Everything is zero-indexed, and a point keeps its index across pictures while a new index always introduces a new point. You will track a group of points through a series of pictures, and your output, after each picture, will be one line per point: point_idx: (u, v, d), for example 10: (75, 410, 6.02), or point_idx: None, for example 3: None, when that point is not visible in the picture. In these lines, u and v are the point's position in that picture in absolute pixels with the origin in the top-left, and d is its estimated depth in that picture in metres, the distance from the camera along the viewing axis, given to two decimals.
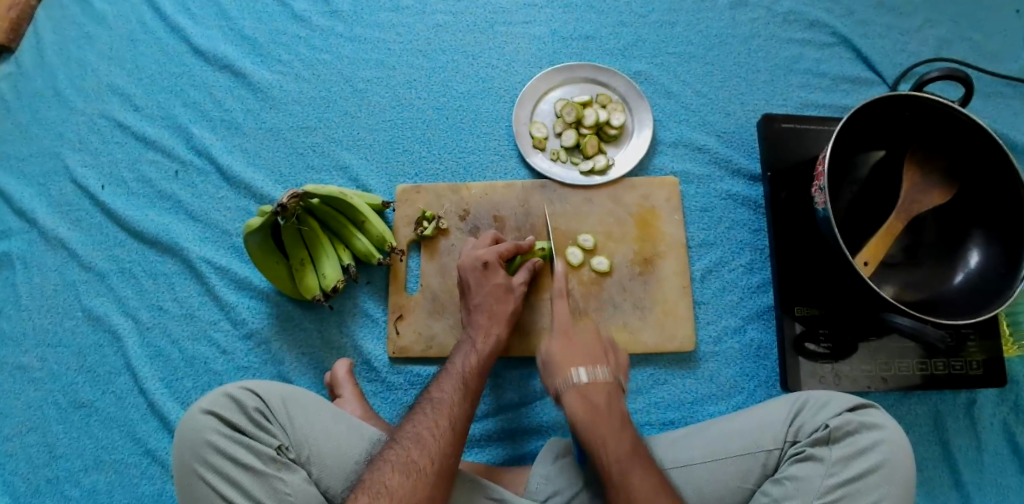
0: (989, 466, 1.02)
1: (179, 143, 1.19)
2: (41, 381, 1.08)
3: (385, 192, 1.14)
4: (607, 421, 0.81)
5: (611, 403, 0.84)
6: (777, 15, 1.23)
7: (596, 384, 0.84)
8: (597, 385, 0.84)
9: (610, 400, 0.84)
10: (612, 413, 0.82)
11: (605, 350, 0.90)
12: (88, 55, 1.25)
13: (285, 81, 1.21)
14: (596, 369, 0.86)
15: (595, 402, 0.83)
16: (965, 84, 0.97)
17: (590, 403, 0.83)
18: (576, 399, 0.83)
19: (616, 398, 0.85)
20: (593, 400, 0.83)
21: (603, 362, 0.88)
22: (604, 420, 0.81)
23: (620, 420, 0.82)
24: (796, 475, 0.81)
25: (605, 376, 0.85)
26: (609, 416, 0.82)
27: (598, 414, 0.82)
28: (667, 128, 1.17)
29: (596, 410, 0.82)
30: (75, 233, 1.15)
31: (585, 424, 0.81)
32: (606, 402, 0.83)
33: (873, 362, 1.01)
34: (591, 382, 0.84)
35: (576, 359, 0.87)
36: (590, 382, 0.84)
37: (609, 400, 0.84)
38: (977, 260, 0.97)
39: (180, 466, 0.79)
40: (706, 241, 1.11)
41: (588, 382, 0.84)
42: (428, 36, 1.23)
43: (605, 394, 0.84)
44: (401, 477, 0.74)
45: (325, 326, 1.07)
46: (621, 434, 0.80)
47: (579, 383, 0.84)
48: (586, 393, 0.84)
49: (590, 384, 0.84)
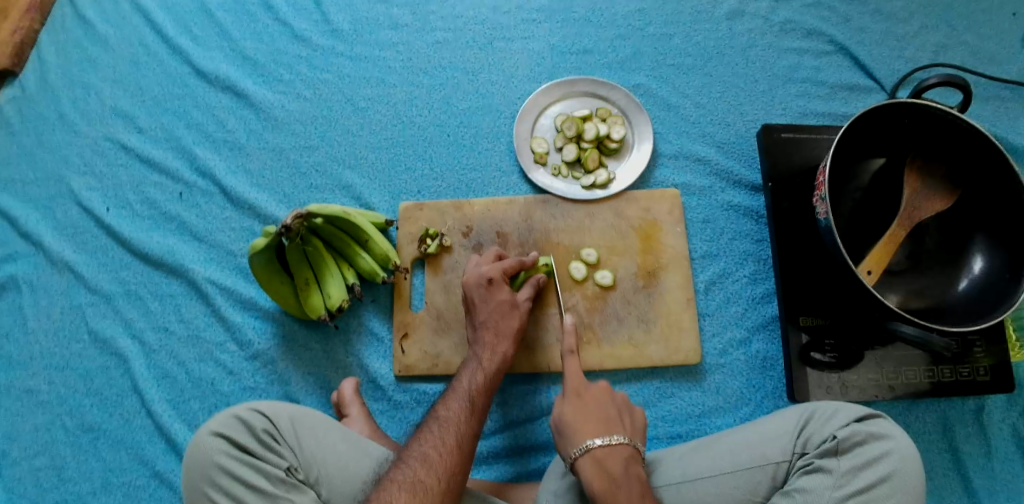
0: (1000, 472, 1.02)
1: (183, 164, 1.20)
2: (49, 404, 1.08)
3: (388, 210, 1.14)
4: (624, 491, 0.78)
5: (627, 468, 0.81)
6: (774, 25, 1.23)
7: (612, 451, 0.81)
8: (613, 452, 0.81)
9: (628, 466, 0.81)
10: (631, 481, 0.79)
11: (619, 412, 0.87)
12: (92, 78, 1.27)
13: (287, 101, 1.22)
14: (612, 436, 0.83)
15: (612, 470, 0.80)
16: (963, 90, 0.98)
17: (605, 472, 0.80)
18: (591, 466, 0.80)
19: (633, 465, 0.81)
20: (610, 469, 0.80)
21: (618, 428, 0.85)
22: (623, 491, 0.78)
23: (637, 488, 0.79)
24: (805, 487, 0.81)
25: (622, 441, 0.82)
26: (627, 483, 0.79)
27: (615, 483, 0.78)
28: (667, 140, 1.17)
29: (612, 481, 0.79)
30: (80, 256, 1.16)
31: (604, 496, 0.78)
32: (623, 468, 0.80)
33: (879, 370, 1.01)
34: (608, 448, 0.81)
35: (591, 421, 0.85)
36: (606, 450, 0.81)
37: (626, 468, 0.80)
38: (981, 266, 0.97)
39: (189, 490, 0.79)
40: (709, 253, 1.11)
41: (604, 449, 0.81)
42: (428, 53, 1.24)
43: (621, 460, 0.81)
44: (409, 496, 0.74)
45: (330, 345, 1.07)
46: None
47: (594, 450, 0.81)
48: (602, 461, 0.81)
49: (605, 451, 0.81)
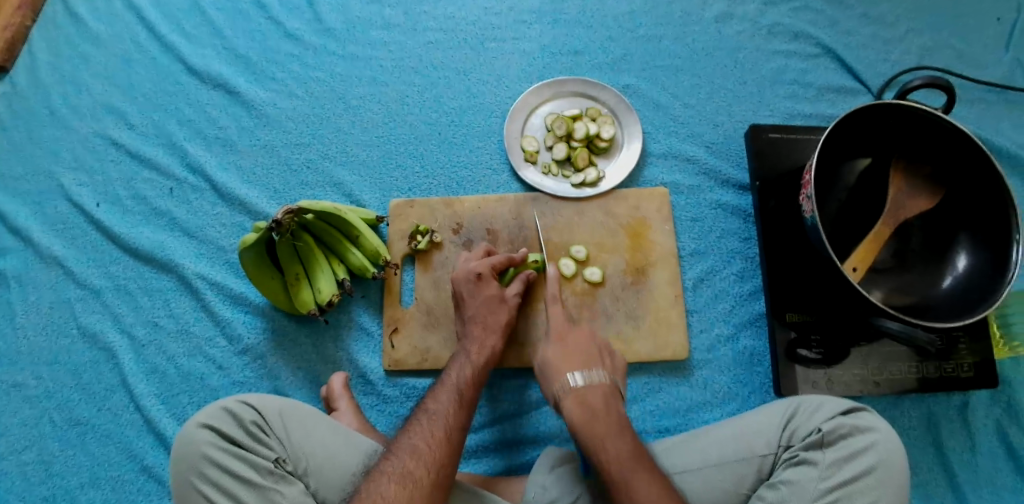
0: (984, 467, 1.03)
1: (175, 161, 1.20)
2: (37, 399, 1.08)
3: (379, 207, 1.15)
4: (583, 375, 0.87)
5: (594, 366, 0.89)
6: (762, 27, 1.25)
7: (578, 350, 0.90)
8: (579, 346, 0.91)
9: (601, 386, 0.86)
10: (601, 385, 0.86)
11: (600, 353, 0.92)
12: (84, 75, 1.27)
13: (280, 99, 1.23)
14: (591, 371, 0.87)
15: (578, 363, 0.89)
16: (947, 91, 0.99)
17: (569, 358, 0.90)
18: (558, 357, 0.90)
19: (598, 362, 0.90)
20: (576, 362, 0.89)
21: (599, 364, 0.89)
22: (581, 374, 0.87)
23: (607, 396, 0.85)
24: (791, 479, 0.82)
25: (600, 376, 0.87)
26: (597, 386, 0.86)
27: (579, 371, 0.88)
28: (656, 140, 1.19)
29: (575, 366, 0.88)
30: (70, 251, 1.16)
31: (584, 428, 0.82)
32: (587, 361, 0.89)
33: (865, 366, 1.02)
34: (588, 383, 0.86)
35: (573, 360, 0.89)
36: (574, 346, 0.91)
37: (606, 401, 0.85)
38: (965, 263, 0.98)
39: (177, 481, 0.79)
40: (697, 250, 1.12)
41: (571, 345, 0.91)
42: (420, 53, 1.25)
43: (587, 358, 0.90)
44: (398, 487, 0.75)
45: (320, 341, 1.08)
46: (622, 433, 0.81)
47: (575, 387, 0.85)
48: (566, 350, 0.91)
49: (573, 347, 0.91)
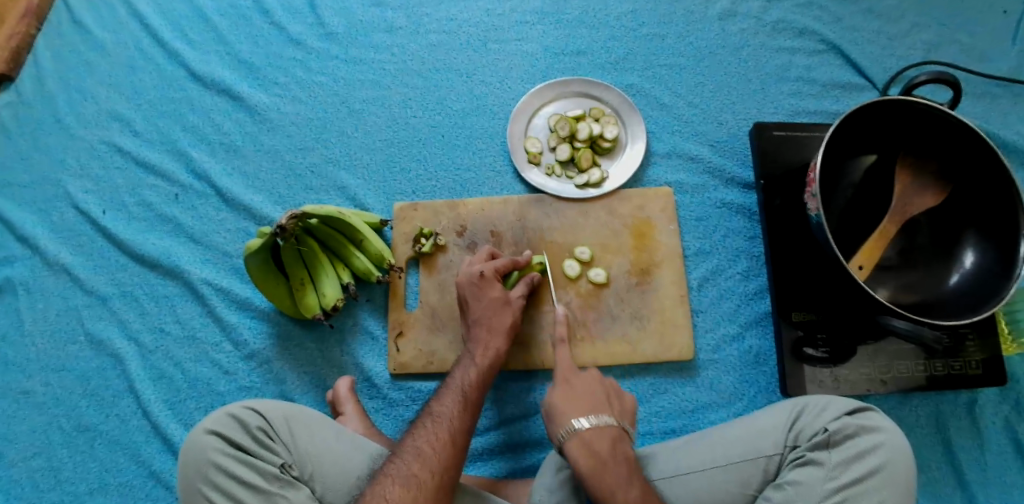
0: (993, 466, 1.02)
1: (179, 167, 1.21)
2: (45, 406, 1.09)
3: (383, 210, 1.15)
4: (613, 472, 0.78)
5: (616, 449, 0.81)
6: (765, 25, 1.24)
7: (599, 431, 0.82)
8: (601, 434, 0.81)
9: (615, 448, 0.81)
10: (620, 463, 0.80)
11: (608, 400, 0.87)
12: (88, 83, 1.28)
13: (283, 103, 1.23)
14: (599, 417, 0.83)
15: (601, 453, 0.80)
16: (953, 87, 0.99)
17: (594, 454, 0.80)
18: (578, 448, 0.81)
19: (621, 446, 0.82)
20: (598, 450, 0.80)
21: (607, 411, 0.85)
22: (612, 472, 0.78)
23: (625, 471, 0.79)
24: (798, 479, 0.81)
25: (608, 424, 0.83)
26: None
27: (606, 463, 0.79)
28: (660, 139, 1.18)
29: (599, 460, 0.79)
30: (77, 258, 1.16)
31: (593, 479, 0.78)
32: (611, 450, 0.80)
33: (872, 365, 1.02)
34: (596, 428, 0.82)
35: (580, 405, 0.85)
36: (594, 431, 0.81)
37: (613, 447, 0.81)
38: (973, 260, 0.98)
39: (184, 487, 0.80)
40: (702, 250, 1.12)
41: (590, 430, 0.82)
42: (422, 55, 1.25)
43: (608, 441, 0.81)
44: (402, 490, 0.75)
45: (326, 344, 1.08)
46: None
47: (580, 432, 0.81)
48: (590, 443, 0.81)
49: (592, 431, 0.82)
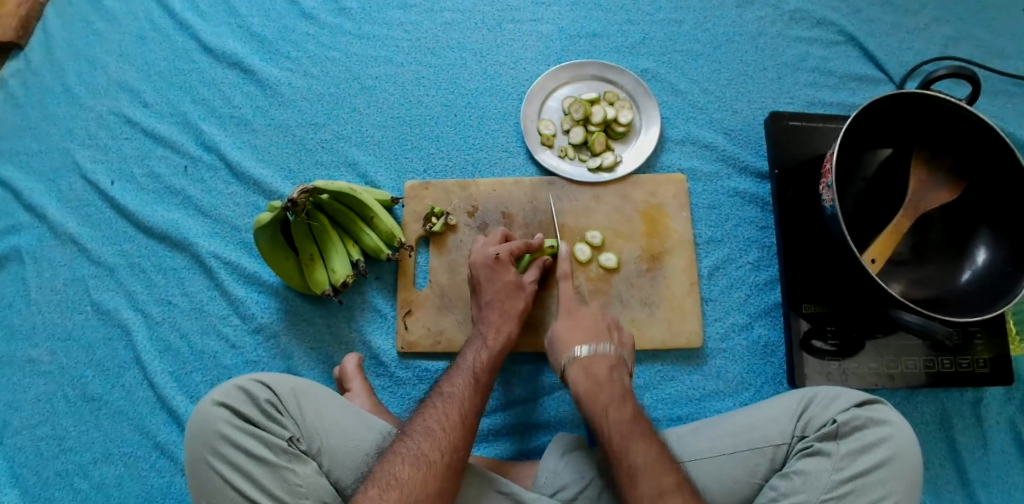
0: (995, 464, 1.02)
1: (189, 139, 1.20)
2: (51, 375, 1.09)
3: (394, 188, 1.14)
4: (606, 391, 0.85)
5: (612, 375, 0.88)
6: (783, 14, 1.23)
7: (596, 359, 0.89)
8: (597, 358, 0.89)
9: (611, 373, 0.88)
10: (613, 384, 0.86)
11: (608, 329, 0.95)
12: (98, 52, 1.26)
13: (294, 78, 1.22)
14: (598, 345, 0.91)
15: (597, 375, 0.87)
16: (973, 82, 0.97)
17: (590, 374, 0.88)
18: (579, 372, 0.88)
19: (617, 372, 0.89)
20: (595, 373, 0.87)
21: (607, 341, 0.92)
22: (604, 393, 0.85)
23: (604, 336, 0.93)
24: (804, 469, 0.81)
25: (606, 350, 0.90)
26: (610, 385, 0.86)
27: (599, 385, 0.86)
28: (674, 126, 1.17)
29: (597, 381, 0.87)
30: (84, 229, 1.16)
31: (587, 396, 0.85)
32: (608, 373, 0.88)
33: (880, 359, 1.01)
34: (593, 355, 0.89)
35: (581, 333, 0.93)
36: (592, 356, 0.89)
37: (610, 372, 0.88)
38: (985, 258, 0.97)
39: (191, 456, 0.79)
40: (713, 238, 1.11)
41: (589, 356, 0.89)
42: (436, 34, 1.23)
43: (605, 367, 0.88)
44: (412, 468, 0.75)
45: (333, 321, 1.08)
46: (622, 403, 0.84)
47: (581, 358, 0.89)
48: (588, 367, 0.88)
49: (591, 358, 0.89)
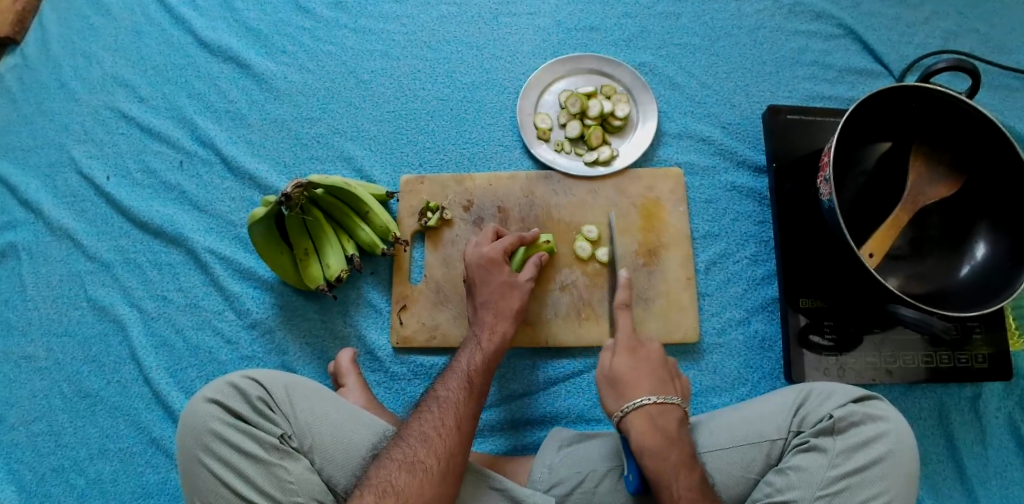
0: (993, 459, 1.02)
1: (184, 134, 1.19)
2: (46, 371, 1.09)
3: (389, 183, 1.14)
4: (677, 450, 0.79)
5: (680, 430, 0.82)
6: (782, 6, 1.22)
7: (665, 410, 0.83)
8: (666, 411, 0.83)
9: (680, 429, 0.82)
10: (683, 443, 0.81)
11: (669, 375, 0.89)
12: (94, 47, 1.26)
13: (289, 73, 1.21)
14: (666, 395, 0.84)
15: (667, 429, 0.81)
16: (973, 75, 0.96)
17: (660, 429, 0.81)
18: (646, 424, 0.81)
19: (683, 428, 0.83)
20: (664, 428, 0.81)
21: (670, 391, 0.86)
22: (675, 451, 0.79)
23: (667, 384, 0.87)
24: (799, 465, 0.81)
25: (674, 402, 0.84)
26: (679, 442, 0.80)
27: (669, 443, 0.80)
28: (671, 120, 1.16)
29: (667, 437, 0.80)
30: (80, 224, 1.15)
31: (654, 454, 0.78)
32: (675, 430, 0.82)
33: (877, 354, 1.01)
34: (661, 406, 0.83)
35: (645, 380, 0.86)
36: (661, 408, 0.83)
37: (678, 428, 0.82)
38: (984, 252, 0.96)
39: (182, 454, 0.79)
40: (710, 233, 1.10)
41: (658, 407, 0.83)
42: (432, 27, 1.23)
43: (672, 420, 0.82)
44: (408, 475, 0.74)
45: (328, 316, 1.07)
46: (692, 467, 0.78)
47: (648, 407, 0.82)
48: (656, 419, 0.82)
49: (659, 408, 0.83)
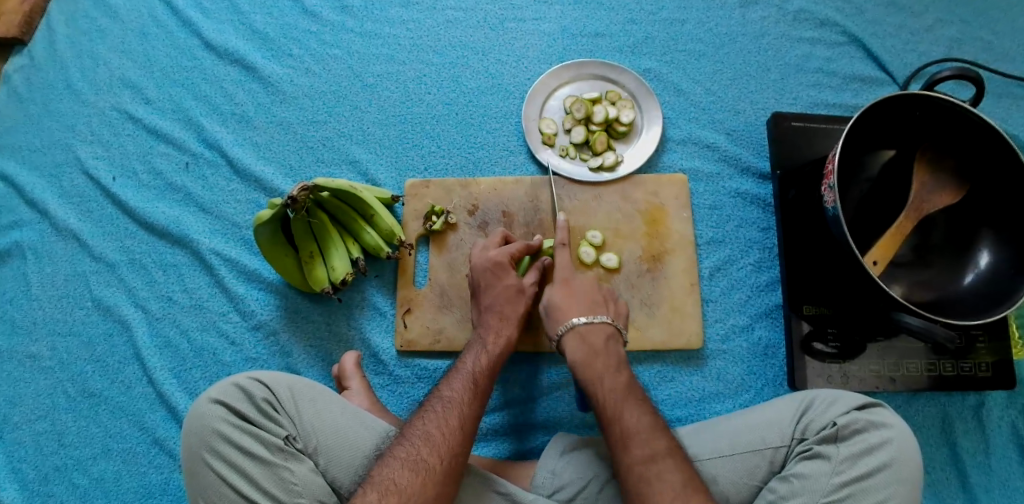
0: (996, 467, 1.01)
1: (190, 136, 1.20)
2: (51, 370, 1.09)
3: (394, 186, 1.14)
4: (600, 359, 0.88)
5: (609, 345, 0.90)
6: (787, 14, 1.23)
7: (593, 328, 0.90)
8: (595, 329, 0.90)
9: (608, 344, 0.90)
10: (610, 354, 0.89)
11: (605, 299, 0.96)
12: (100, 48, 1.26)
13: (295, 76, 1.22)
14: (595, 315, 0.92)
15: (593, 344, 0.89)
16: (977, 83, 0.96)
17: (589, 345, 0.89)
18: (575, 342, 0.90)
19: (614, 343, 0.91)
20: (591, 342, 0.89)
21: (601, 310, 0.94)
22: (600, 361, 0.88)
23: (597, 304, 0.94)
24: (803, 472, 0.81)
25: (604, 319, 0.92)
26: (606, 355, 0.88)
27: (596, 355, 0.88)
28: (676, 126, 1.17)
29: (592, 350, 0.89)
30: (85, 225, 1.16)
31: (582, 366, 0.87)
32: (603, 344, 0.89)
33: (881, 362, 1.01)
34: (589, 324, 0.91)
35: (579, 305, 0.93)
36: (590, 326, 0.90)
37: (607, 344, 0.90)
38: (987, 260, 0.96)
39: (187, 454, 0.79)
40: (714, 239, 1.11)
41: (587, 326, 0.91)
42: (438, 32, 1.23)
43: (602, 337, 0.90)
44: (411, 474, 0.75)
45: (333, 319, 1.08)
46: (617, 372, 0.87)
47: (578, 327, 0.90)
48: (585, 337, 0.90)
49: (589, 327, 0.91)
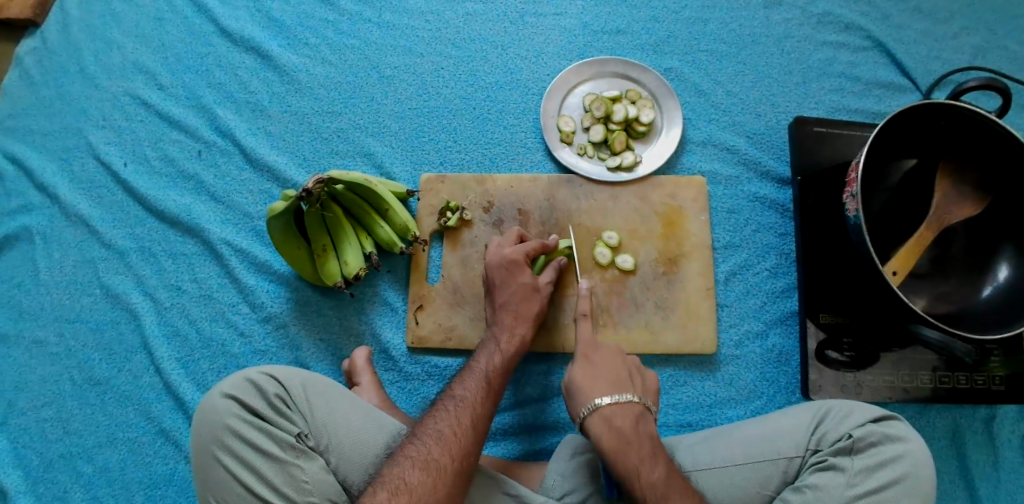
0: (1006, 482, 1.01)
1: (203, 123, 1.18)
2: (57, 357, 1.08)
3: (409, 180, 1.13)
4: (632, 446, 0.79)
5: (638, 427, 0.81)
6: (811, 16, 1.21)
7: (613, 371, 0.87)
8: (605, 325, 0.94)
9: (638, 425, 0.81)
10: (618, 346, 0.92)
11: (630, 374, 0.88)
12: (113, 32, 1.25)
13: (311, 65, 1.20)
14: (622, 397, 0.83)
15: (623, 428, 0.81)
16: (1004, 94, 0.94)
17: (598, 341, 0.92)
18: (603, 427, 0.81)
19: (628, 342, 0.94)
20: (619, 426, 0.81)
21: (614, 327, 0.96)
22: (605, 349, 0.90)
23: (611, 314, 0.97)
24: (816, 483, 0.79)
25: (631, 399, 0.83)
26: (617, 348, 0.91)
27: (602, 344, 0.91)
28: (695, 127, 1.15)
29: (621, 436, 0.80)
30: (95, 210, 1.15)
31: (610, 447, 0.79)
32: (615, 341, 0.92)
33: (895, 372, 1.00)
34: (607, 368, 0.87)
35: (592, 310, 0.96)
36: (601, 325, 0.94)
37: (628, 391, 0.85)
38: (1007, 274, 0.95)
39: (198, 448, 0.78)
40: (731, 243, 1.09)
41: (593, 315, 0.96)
42: (457, 24, 1.21)
43: (618, 385, 0.85)
44: (422, 473, 0.73)
45: (344, 313, 1.07)
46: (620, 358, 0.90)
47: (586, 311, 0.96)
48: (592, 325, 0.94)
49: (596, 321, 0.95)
